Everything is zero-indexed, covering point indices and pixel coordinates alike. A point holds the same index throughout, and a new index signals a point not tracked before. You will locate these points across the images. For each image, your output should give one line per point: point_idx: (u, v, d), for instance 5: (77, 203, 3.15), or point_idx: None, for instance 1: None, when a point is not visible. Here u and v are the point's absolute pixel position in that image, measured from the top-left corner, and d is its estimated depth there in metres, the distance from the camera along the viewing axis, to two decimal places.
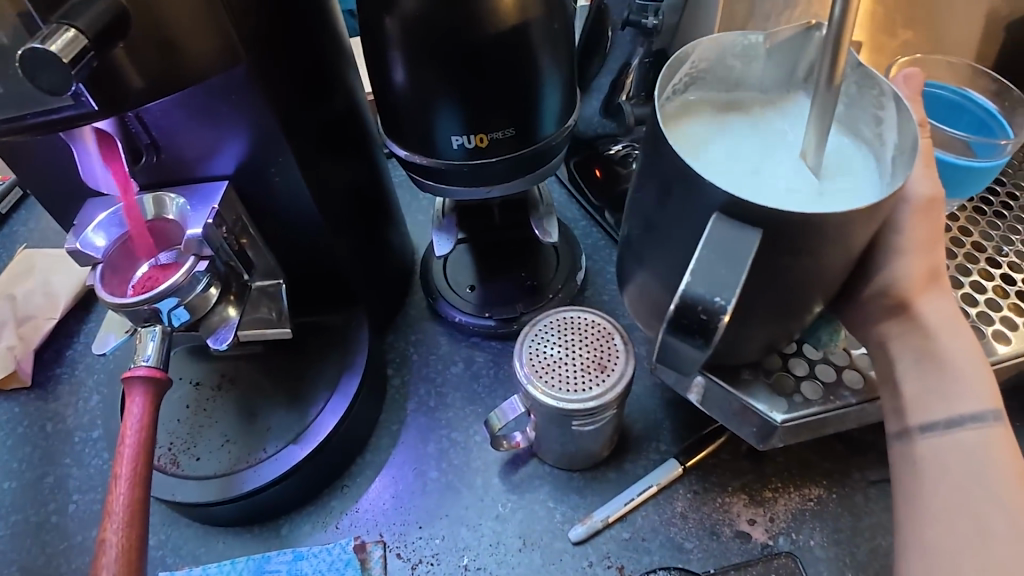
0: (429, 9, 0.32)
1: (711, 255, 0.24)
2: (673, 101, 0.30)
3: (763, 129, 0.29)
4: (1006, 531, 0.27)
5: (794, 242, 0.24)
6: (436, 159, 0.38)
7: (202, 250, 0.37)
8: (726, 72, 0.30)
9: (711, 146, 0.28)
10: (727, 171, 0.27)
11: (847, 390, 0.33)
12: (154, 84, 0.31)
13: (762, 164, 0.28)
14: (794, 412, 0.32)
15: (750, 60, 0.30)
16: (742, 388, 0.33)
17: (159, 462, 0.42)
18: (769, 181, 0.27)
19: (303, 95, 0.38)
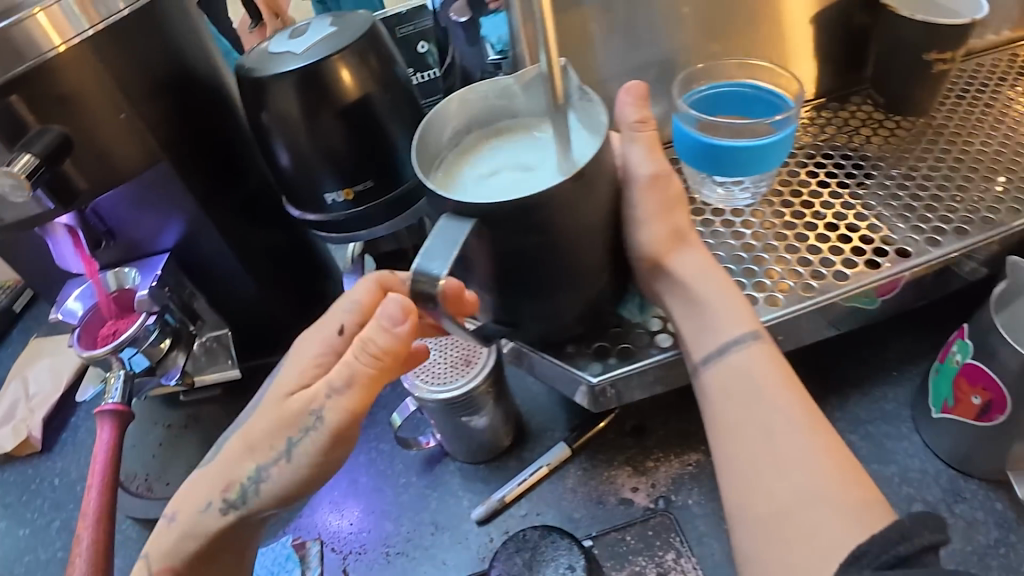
0: (293, 100, 0.42)
1: (435, 240, 0.31)
2: (455, 144, 0.36)
3: (528, 149, 0.35)
4: (780, 424, 0.34)
5: (540, 228, 0.32)
6: (323, 213, 0.47)
7: (151, 307, 0.46)
8: (497, 111, 0.36)
9: (480, 172, 0.34)
10: (488, 189, 0.33)
11: (656, 349, 0.39)
12: (96, 187, 0.42)
13: (513, 177, 0.33)
14: (608, 372, 0.38)
15: (510, 97, 0.36)
16: (566, 360, 0.39)
17: (137, 489, 0.51)
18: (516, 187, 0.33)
19: (211, 177, 0.47)
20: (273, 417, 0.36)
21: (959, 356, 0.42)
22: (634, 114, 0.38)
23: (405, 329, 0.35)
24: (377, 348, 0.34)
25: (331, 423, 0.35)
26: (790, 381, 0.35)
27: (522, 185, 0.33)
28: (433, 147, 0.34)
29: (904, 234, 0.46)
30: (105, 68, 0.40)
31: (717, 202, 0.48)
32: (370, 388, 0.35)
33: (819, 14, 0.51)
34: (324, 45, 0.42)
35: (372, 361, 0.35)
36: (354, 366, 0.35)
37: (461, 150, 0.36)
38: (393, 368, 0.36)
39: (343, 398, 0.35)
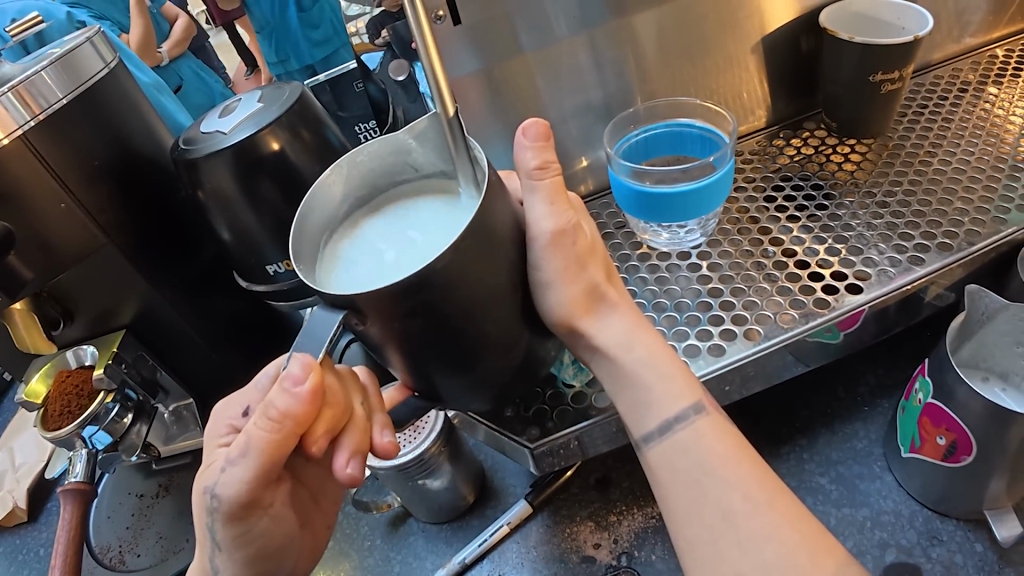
0: (226, 178, 0.43)
1: (303, 339, 0.31)
2: (357, 203, 0.37)
3: (425, 204, 0.36)
4: (731, 497, 0.32)
5: (451, 313, 0.31)
6: (272, 284, 0.48)
7: (110, 385, 0.47)
8: (399, 165, 0.37)
9: (371, 233, 0.35)
10: (372, 253, 0.34)
11: (594, 411, 0.39)
12: (40, 276, 0.43)
13: (400, 240, 0.34)
14: (545, 436, 0.39)
15: (407, 151, 0.37)
16: (505, 426, 0.40)
17: (108, 561, 0.50)
18: (400, 250, 0.33)
19: (164, 253, 0.49)
20: (195, 507, 0.36)
21: (921, 395, 0.40)
22: (533, 159, 0.36)
23: (307, 391, 0.31)
24: (275, 411, 0.32)
25: (231, 496, 0.34)
26: (740, 454, 0.34)
27: (403, 247, 0.33)
28: (326, 213, 0.36)
29: (857, 266, 0.43)
30: (42, 162, 0.42)
31: (666, 246, 0.47)
32: (265, 457, 0.33)
33: (764, 39, 0.51)
34: (252, 119, 0.43)
35: (268, 426, 0.32)
36: (251, 434, 0.33)
37: (361, 210, 0.37)
38: (295, 432, 0.33)
39: (238, 469, 0.33)
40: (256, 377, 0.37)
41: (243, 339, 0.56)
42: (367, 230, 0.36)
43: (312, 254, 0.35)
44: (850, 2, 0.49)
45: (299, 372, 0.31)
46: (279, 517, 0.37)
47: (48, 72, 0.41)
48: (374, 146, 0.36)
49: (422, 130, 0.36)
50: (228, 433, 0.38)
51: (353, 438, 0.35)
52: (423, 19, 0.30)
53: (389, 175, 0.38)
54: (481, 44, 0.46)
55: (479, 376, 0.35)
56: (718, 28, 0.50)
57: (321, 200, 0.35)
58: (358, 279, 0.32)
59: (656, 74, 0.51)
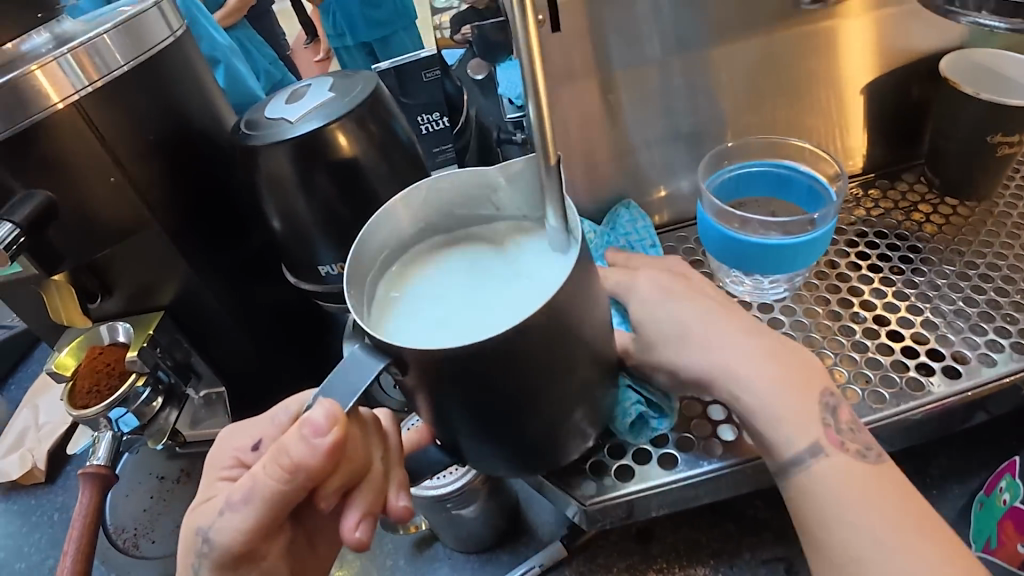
0: (286, 173, 0.40)
1: (333, 381, 0.27)
2: (426, 232, 0.35)
3: (502, 252, 0.33)
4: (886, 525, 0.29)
5: (541, 370, 0.28)
6: (323, 284, 0.45)
7: (143, 368, 0.45)
8: (481, 200, 0.34)
9: (436, 275, 0.33)
10: (436, 301, 0.31)
11: (660, 469, 0.37)
12: (83, 251, 0.41)
13: (469, 292, 0.31)
14: (601, 494, 0.36)
15: (494, 189, 0.33)
16: (558, 475, 0.37)
17: (122, 544, 0.49)
18: (466, 304, 0.30)
19: (212, 238, 0.47)
20: (181, 543, 0.32)
21: (1007, 496, 0.37)
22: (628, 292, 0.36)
23: (329, 443, 0.27)
24: (286, 460, 0.28)
25: (224, 544, 0.30)
26: (905, 506, 0.30)
27: (476, 299, 0.30)
28: (394, 237, 0.34)
29: (954, 346, 0.40)
30: (95, 132, 0.39)
31: (747, 295, 0.44)
32: (270, 507, 0.29)
33: (873, 82, 0.47)
34: (320, 112, 0.40)
35: (277, 476, 0.29)
36: (257, 480, 0.29)
37: (430, 241, 0.35)
38: (306, 485, 0.29)
39: (237, 516, 0.30)
40: (274, 410, 0.33)
41: (285, 333, 0.53)
42: (439, 270, 0.33)
43: (375, 285, 0.33)
44: (972, 53, 0.45)
45: (322, 421, 0.27)
46: (273, 571, 0.33)
47: (111, 36, 0.39)
48: (458, 176, 0.33)
49: (516, 171, 0.32)
50: (232, 465, 0.33)
51: (366, 495, 0.32)
52: (533, 31, 0.27)
53: (469, 209, 0.35)
54: (570, 57, 0.42)
55: (548, 432, 0.32)
56: (825, 65, 0.46)
57: (391, 226, 0.33)
58: (423, 329, 0.30)
59: (750, 108, 0.47)
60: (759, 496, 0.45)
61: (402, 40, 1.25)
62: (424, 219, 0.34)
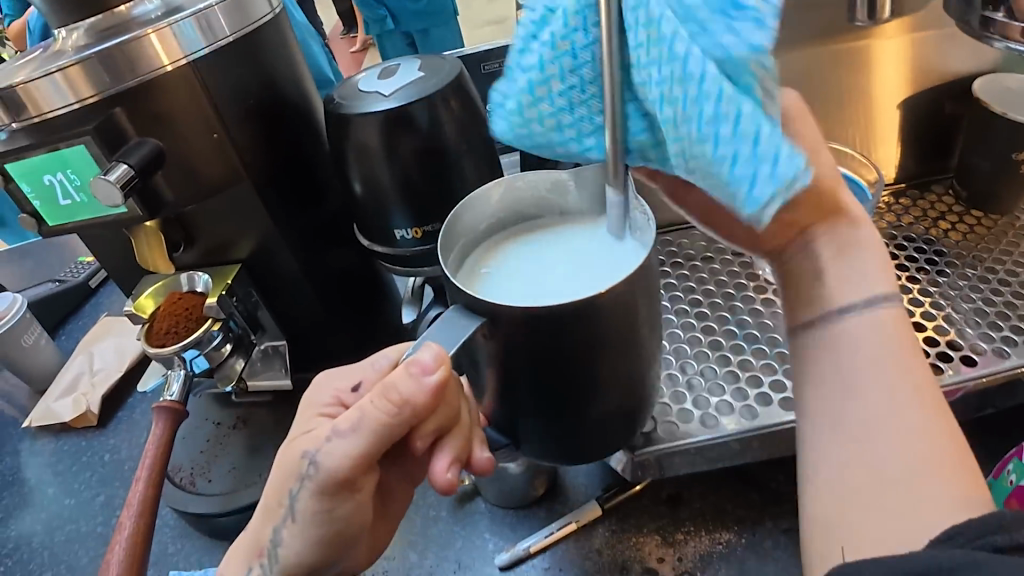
0: (372, 141, 0.44)
1: (433, 333, 0.31)
2: (499, 228, 0.39)
3: (568, 242, 0.37)
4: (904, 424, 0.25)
5: (612, 345, 0.32)
6: (392, 246, 0.48)
7: (218, 313, 0.48)
8: (550, 203, 0.39)
9: (509, 261, 0.37)
10: (512, 280, 0.35)
11: (701, 429, 0.41)
12: (182, 199, 0.44)
13: (540, 273, 0.35)
14: (647, 446, 0.40)
15: (563, 192, 0.38)
16: None
17: (180, 481, 0.52)
18: (538, 283, 0.34)
19: (292, 199, 0.50)
20: (279, 470, 0.35)
21: (1014, 477, 0.40)
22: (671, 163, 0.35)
23: (435, 381, 0.30)
24: (396, 395, 0.30)
25: (330, 467, 0.33)
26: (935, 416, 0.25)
27: (551, 277, 0.34)
28: (474, 226, 0.38)
29: (973, 338, 0.43)
30: (204, 91, 0.43)
31: None
32: (376, 437, 0.32)
33: (907, 99, 0.51)
34: (409, 88, 0.44)
35: (385, 408, 0.31)
36: (365, 411, 0.32)
37: (504, 235, 0.39)
38: (410, 420, 0.31)
39: (346, 442, 0.32)
40: (377, 357, 0.37)
41: (347, 302, 0.56)
42: (513, 255, 0.37)
43: (458, 264, 0.37)
44: (1004, 76, 0.49)
45: (429, 361, 0.30)
46: (360, 505, 0.36)
47: (220, 9, 0.43)
48: (534, 177, 0.38)
49: (584, 175, 0.37)
50: (332, 403, 0.37)
51: (454, 442, 0.35)
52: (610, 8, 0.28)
53: (540, 206, 0.39)
54: None
55: (609, 412, 0.35)
56: (869, 79, 0.50)
57: (472, 217, 0.38)
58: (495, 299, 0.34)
59: None
60: (782, 472, 0.48)
61: (441, 36, 1.29)
62: (499, 216, 0.39)
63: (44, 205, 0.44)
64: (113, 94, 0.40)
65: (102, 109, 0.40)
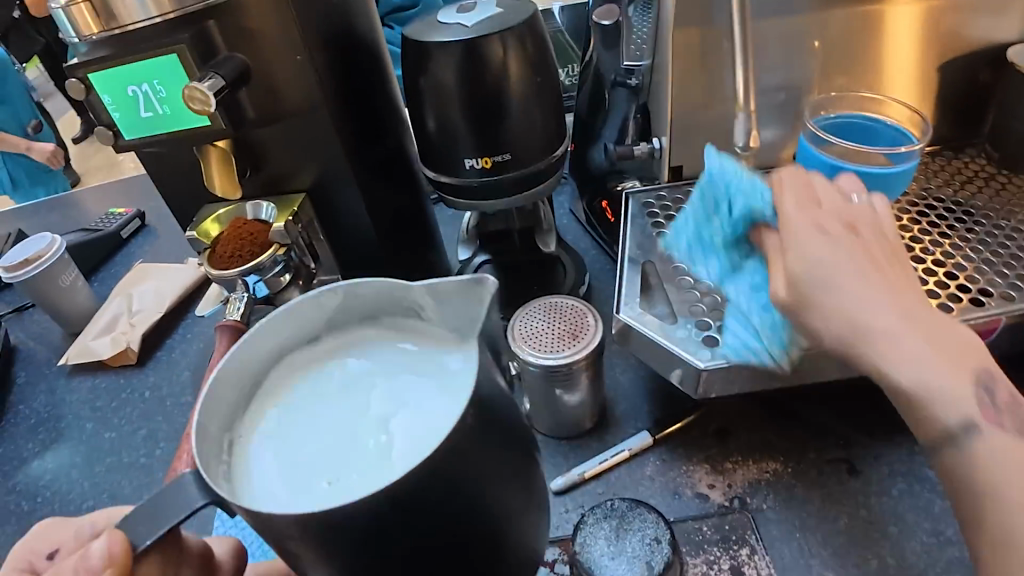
0: (447, 73, 0.45)
1: (148, 506, 0.26)
2: (328, 333, 0.34)
3: (420, 380, 0.31)
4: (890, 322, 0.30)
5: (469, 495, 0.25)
6: (457, 178, 0.50)
7: (286, 241, 0.49)
8: (399, 304, 0.32)
9: (289, 401, 0.32)
10: (283, 436, 0.30)
11: None
12: (260, 118, 0.46)
13: (326, 444, 0.29)
14: (717, 361, 0.41)
15: (415, 305, 0.32)
16: (675, 342, 0.42)
17: None
18: (304, 461, 0.28)
19: (360, 133, 0.51)
20: None
21: None
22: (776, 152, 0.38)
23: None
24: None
25: None
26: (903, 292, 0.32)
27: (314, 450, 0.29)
28: (269, 343, 0.32)
29: (1011, 279, 0.46)
30: (294, 15, 0.43)
31: None
32: None
33: (947, 64, 0.54)
34: (493, 21, 0.46)
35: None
36: None
37: (338, 342, 0.34)
38: None
39: None
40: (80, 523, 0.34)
41: (398, 237, 0.57)
42: (311, 403, 0.31)
43: (225, 421, 0.30)
44: None
45: (99, 558, 0.26)
46: None
47: None
48: (381, 283, 0.31)
49: (445, 288, 0.30)
50: (24, 568, 0.34)
51: None
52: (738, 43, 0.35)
53: (392, 304, 0.33)
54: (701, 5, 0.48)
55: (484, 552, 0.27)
56: (913, 41, 0.52)
57: (278, 326, 0.32)
58: (286, 486, 0.27)
59: (841, 72, 0.53)
60: (825, 409, 0.50)
61: None
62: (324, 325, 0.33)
63: (123, 116, 0.45)
64: (208, 8, 0.41)
65: (193, 22, 0.41)
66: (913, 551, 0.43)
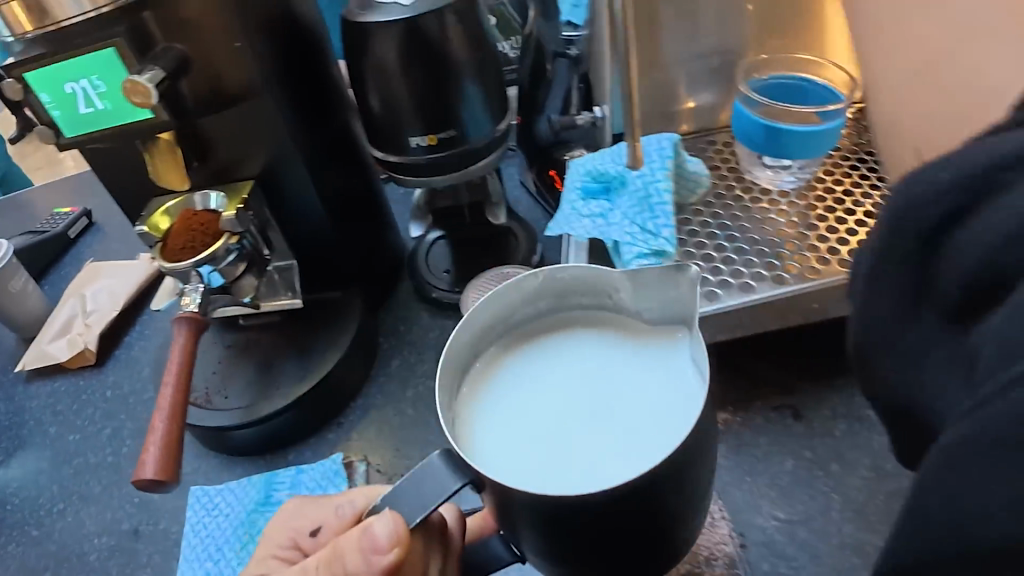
0: (387, 53, 0.46)
1: (406, 488, 0.30)
2: (518, 325, 0.39)
3: (624, 359, 0.36)
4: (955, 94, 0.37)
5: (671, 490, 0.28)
6: (404, 156, 0.50)
7: (236, 229, 0.49)
8: (593, 291, 0.38)
9: (504, 386, 0.36)
10: (498, 421, 0.34)
11: (706, 301, 0.44)
12: (202, 106, 0.46)
13: (548, 428, 0.33)
14: None
15: (614, 289, 0.37)
16: None
17: (196, 400, 0.53)
18: (547, 442, 0.32)
19: (306, 116, 0.52)
20: None
21: None
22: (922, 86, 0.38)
23: (387, 561, 0.29)
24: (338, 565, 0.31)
25: None
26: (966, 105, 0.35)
27: (580, 427, 0.33)
28: (495, 314, 0.37)
29: None
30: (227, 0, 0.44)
31: (766, 182, 0.51)
32: None
33: None
34: None
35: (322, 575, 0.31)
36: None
37: (515, 337, 0.38)
38: None
39: None
40: (338, 505, 0.37)
41: (353, 221, 0.57)
42: (524, 383, 0.36)
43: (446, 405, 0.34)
44: None
45: (382, 538, 0.29)
46: None
47: None
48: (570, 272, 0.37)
49: (655, 276, 0.35)
50: (287, 548, 0.38)
51: None
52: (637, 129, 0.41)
53: (591, 292, 0.38)
54: None
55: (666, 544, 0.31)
56: None
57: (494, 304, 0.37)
58: (517, 467, 0.32)
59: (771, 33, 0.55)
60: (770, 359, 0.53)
61: None
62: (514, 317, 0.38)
63: (63, 113, 0.45)
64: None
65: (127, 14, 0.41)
66: (852, 485, 0.46)
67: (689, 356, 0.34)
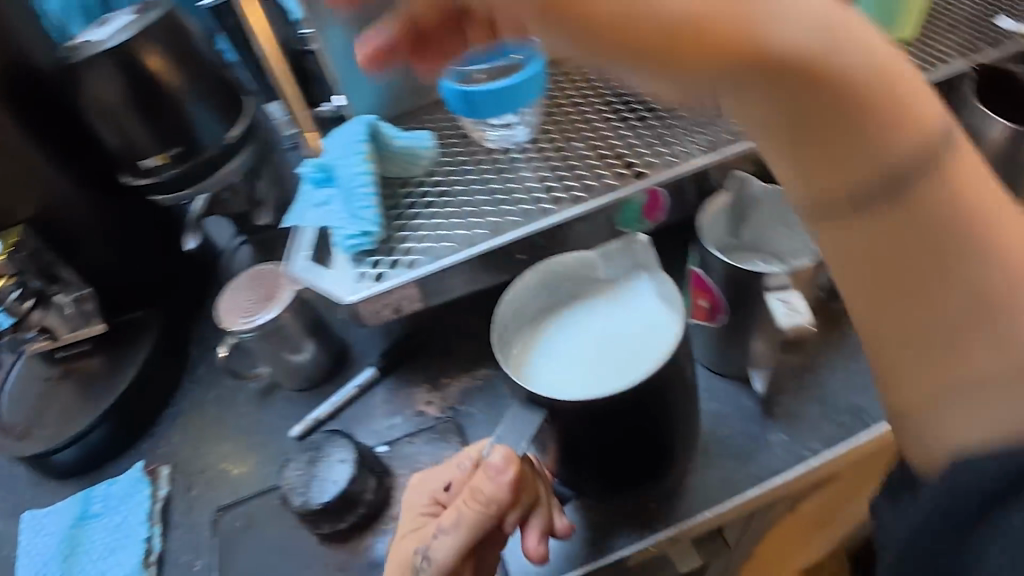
0: (108, 87, 0.48)
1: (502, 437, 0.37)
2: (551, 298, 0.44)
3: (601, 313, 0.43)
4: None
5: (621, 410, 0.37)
6: (157, 177, 0.53)
7: (10, 270, 0.51)
8: (584, 274, 0.44)
9: (555, 341, 0.42)
10: (562, 368, 0.40)
11: (403, 267, 0.46)
12: None
13: (581, 363, 0.40)
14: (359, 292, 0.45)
15: (592, 266, 0.43)
16: (327, 285, 0.46)
17: (15, 433, 0.55)
18: (567, 379, 0.40)
19: (65, 150, 0.53)
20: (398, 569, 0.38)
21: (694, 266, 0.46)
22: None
23: (509, 478, 0.36)
24: (480, 495, 0.36)
25: (441, 561, 0.36)
26: None
27: (602, 365, 0.40)
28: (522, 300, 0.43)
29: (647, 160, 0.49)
30: None
31: (495, 143, 0.53)
32: (474, 529, 0.37)
33: None
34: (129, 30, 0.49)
35: (474, 505, 0.37)
36: (461, 510, 0.37)
37: (558, 303, 0.44)
38: (495, 514, 0.37)
39: (450, 536, 0.37)
40: (459, 457, 0.41)
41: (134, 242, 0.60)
42: (562, 337, 0.42)
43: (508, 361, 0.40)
44: None
45: (500, 462, 0.36)
46: None
47: None
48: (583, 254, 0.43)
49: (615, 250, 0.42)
50: (429, 503, 0.41)
51: (540, 519, 0.40)
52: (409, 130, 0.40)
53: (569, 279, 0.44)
54: None
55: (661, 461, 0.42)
56: None
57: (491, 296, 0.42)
58: (578, 383, 0.39)
59: None
60: None
61: None
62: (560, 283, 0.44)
63: None
64: None
65: None
66: None
67: (647, 294, 0.42)
